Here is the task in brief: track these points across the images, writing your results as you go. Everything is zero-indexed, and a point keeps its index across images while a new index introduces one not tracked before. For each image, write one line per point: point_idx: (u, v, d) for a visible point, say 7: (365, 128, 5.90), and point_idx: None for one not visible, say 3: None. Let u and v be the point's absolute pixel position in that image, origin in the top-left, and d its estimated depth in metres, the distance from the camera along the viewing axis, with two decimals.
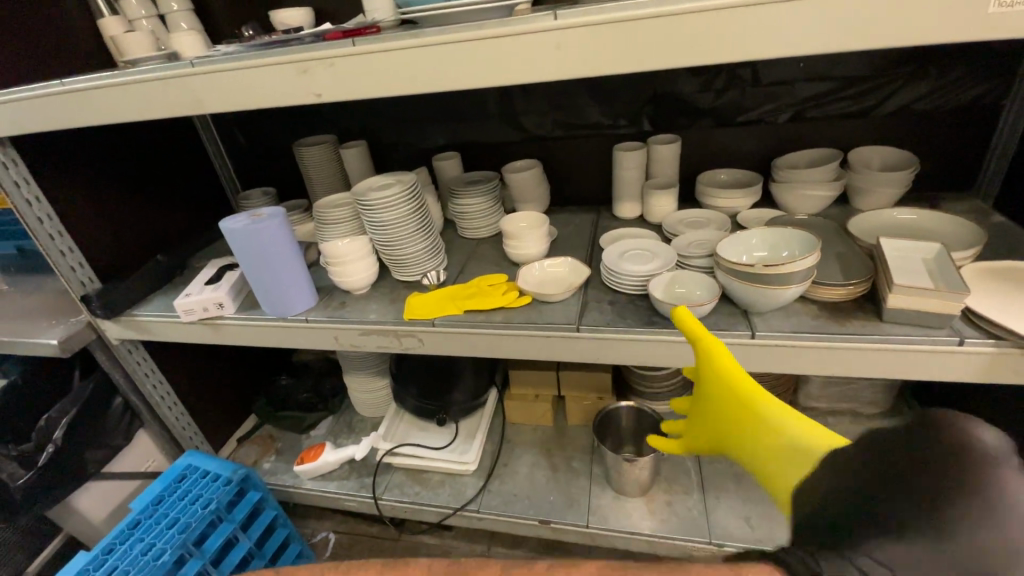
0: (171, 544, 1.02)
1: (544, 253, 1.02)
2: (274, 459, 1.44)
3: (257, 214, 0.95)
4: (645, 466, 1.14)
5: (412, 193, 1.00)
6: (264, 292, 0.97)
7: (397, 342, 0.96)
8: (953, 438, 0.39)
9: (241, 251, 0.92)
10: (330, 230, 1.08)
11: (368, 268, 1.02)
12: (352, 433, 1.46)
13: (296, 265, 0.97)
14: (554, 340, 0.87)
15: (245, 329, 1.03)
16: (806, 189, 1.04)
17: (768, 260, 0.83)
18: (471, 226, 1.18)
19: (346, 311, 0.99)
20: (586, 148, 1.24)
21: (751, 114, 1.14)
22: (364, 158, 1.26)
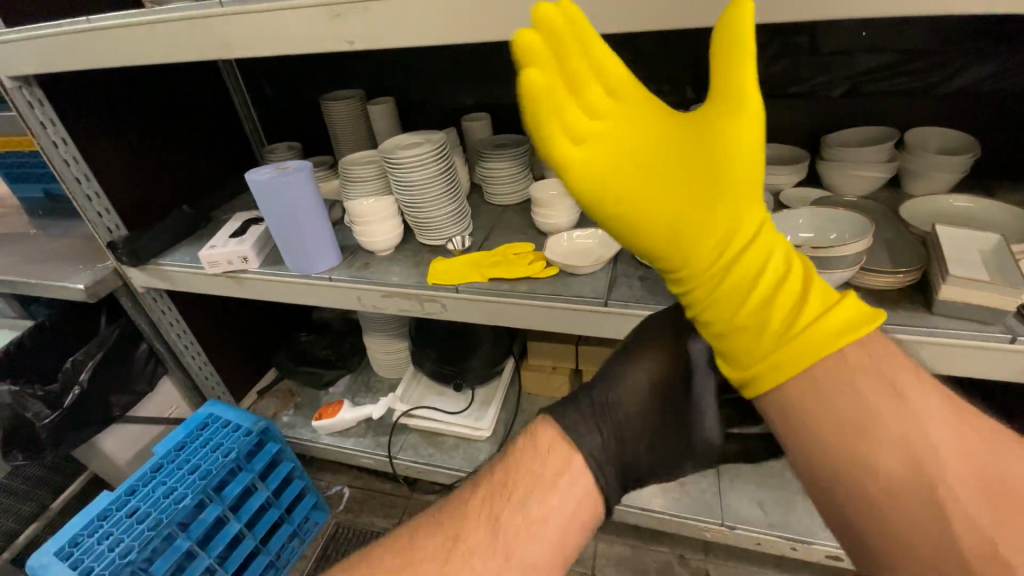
0: (191, 489, 1.05)
1: (573, 223, 0.98)
2: (293, 413, 1.47)
3: (284, 167, 0.93)
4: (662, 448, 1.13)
5: (440, 154, 0.96)
6: (288, 247, 0.96)
7: (419, 306, 0.94)
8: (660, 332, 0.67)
9: (267, 204, 0.91)
10: (356, 188, 1.05)
11: (393, 229, 0.99)
12: (369, 393, 1.47)
13: (322, 222, 0.96)
14: (580, 313, 0.85)
15: (268, 285, 1.02)
16: (856, 169, 0.98)
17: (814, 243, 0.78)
18: (498, 192, 1.15)
19: (369, 272, 0.97)
20: None
21: (802, 86, 1.07)
22: (391, 115, 1.22)
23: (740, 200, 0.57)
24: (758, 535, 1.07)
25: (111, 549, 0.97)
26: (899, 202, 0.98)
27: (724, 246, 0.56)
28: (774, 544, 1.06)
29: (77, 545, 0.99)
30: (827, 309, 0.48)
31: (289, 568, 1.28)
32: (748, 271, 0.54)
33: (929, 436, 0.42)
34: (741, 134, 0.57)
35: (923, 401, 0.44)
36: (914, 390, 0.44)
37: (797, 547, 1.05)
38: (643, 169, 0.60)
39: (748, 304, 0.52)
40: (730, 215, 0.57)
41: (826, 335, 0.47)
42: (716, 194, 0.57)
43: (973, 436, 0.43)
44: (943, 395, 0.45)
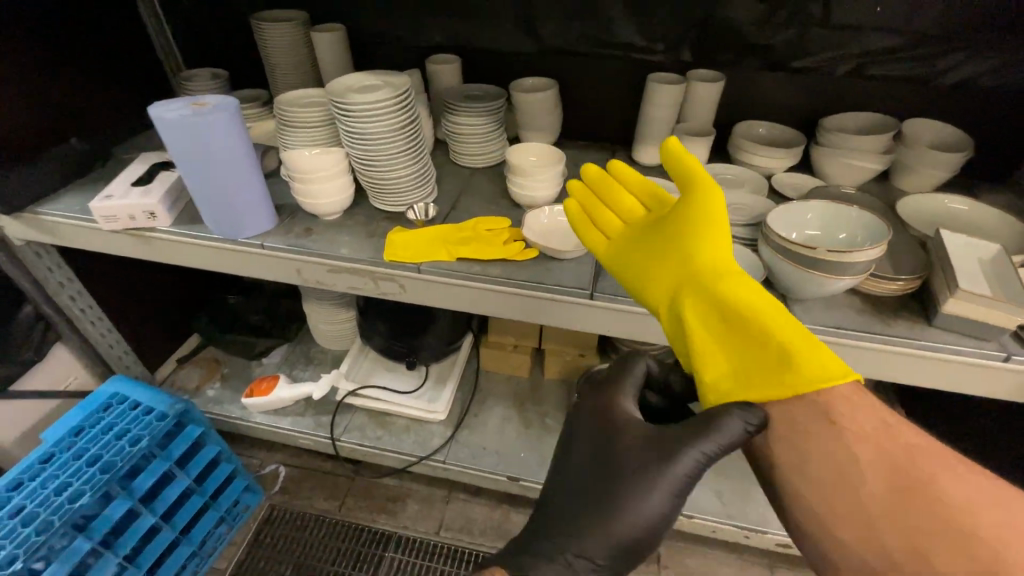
0: (91, 486, 0.89)
1: (553, 198, 0.86)
2: (219, 386, 1.31)
3: (202, 101, 0.73)
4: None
5: (406, 107, 0.80)
6: (208, 204, 0.79)
7: (372, 285, 0.81)
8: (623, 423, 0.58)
9: (179, 149, 0.72)
10: (297, 134, 0.86)
11: (343, 191, 0.83)
12: (309, 365, 1.34)
13: (252, 177, 0.78)
14: (560, 305, 0.75)
15: (184, 248, 0.84)
16: (852, 158, 0.93)
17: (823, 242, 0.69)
18: (468, 152, 1.00)
19: (311, 241, 0.82)
20: (608, 75, 1.05)
21: (807, 60, 0.96)
22: (341, 48, 1.03)
23: (713, 253, 0.60)
24: (714, 524, 1.07)
25: None
26: (889, 196, 0.94)
27: (706, 315, 0.58)
28: (728, 532, 1.07)
29: None
30: (805, 356, 0.52)
31: (216, 556, 1.17)
32: (729, 328, 0.56)
33: (851, 450, 0.50)
34: (712, 215, 0.61)
35: (852, 423, 0.51)
36: (846, 416, 0.51)
37: (750, 535, 1.06)
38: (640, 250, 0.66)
39: (743, 377, 0.55)
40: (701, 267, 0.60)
41: (796, 383, 0.52)
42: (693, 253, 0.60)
43: (895, 447, 0.50)
44: (871, 413, 0.52)
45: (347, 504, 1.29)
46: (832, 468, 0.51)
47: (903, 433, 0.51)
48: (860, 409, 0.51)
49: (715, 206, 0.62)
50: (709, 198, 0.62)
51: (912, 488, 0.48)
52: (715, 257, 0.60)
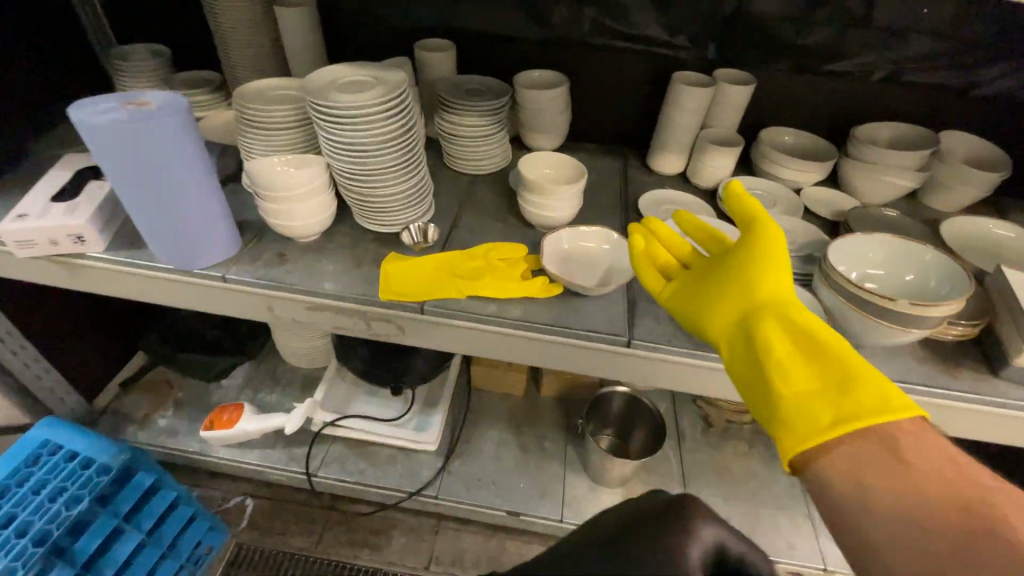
0: (26, 562, 0.77)
1: (573, 216, 0.75)
2: (173, 415, 1.15)
3: (139, 100, 0.57)
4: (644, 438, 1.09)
5: (404, 113, 0.66)
6: (150, 224, 0.63)
7: (362, 325, 0.67)
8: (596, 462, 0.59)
9: (109, 157, 0.56)
10: (264, 139, 0.70)
11: (323, 210, 0.68)
12: (277, 387, 1.19)
13: (205, 190, 0.63)
14: (589, 352, 0.64)
15: (124, 278, 0.68)
16: (889, 175, 0.85)
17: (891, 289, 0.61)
18: (470, 156, 0.87)
19: (284, 271, 0.67)
20: (622, 70, 0.93)
21: (842, 63, 0.87)
22: (310, 27, 0.86)
23: (772, 287, 0.53)
24: None
25: None
26: (921, 215, 0.87)
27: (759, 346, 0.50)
28: None
29: None
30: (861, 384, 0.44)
31: None
32: (796, 364, 0.48)
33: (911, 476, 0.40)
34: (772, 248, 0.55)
35: (918, 450, 0.41)
36: (912, 449, 0.42)
37: None
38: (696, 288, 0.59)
39: (795, 408, 0.46)
40: (758, 300, 0.53)
41: (854, 410, 0.43)
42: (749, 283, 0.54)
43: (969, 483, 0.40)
44: (940, 446, 0.42)
45: (325, 539, 1.17)
46: (884, 495, 0.40)
47: (977, 473, 0.41)
48: (928, 445, 0.42)
49: (775, 243, 0.56)
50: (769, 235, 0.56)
51: (979, 527, 0.38)
52: (774, 292, 0.53)
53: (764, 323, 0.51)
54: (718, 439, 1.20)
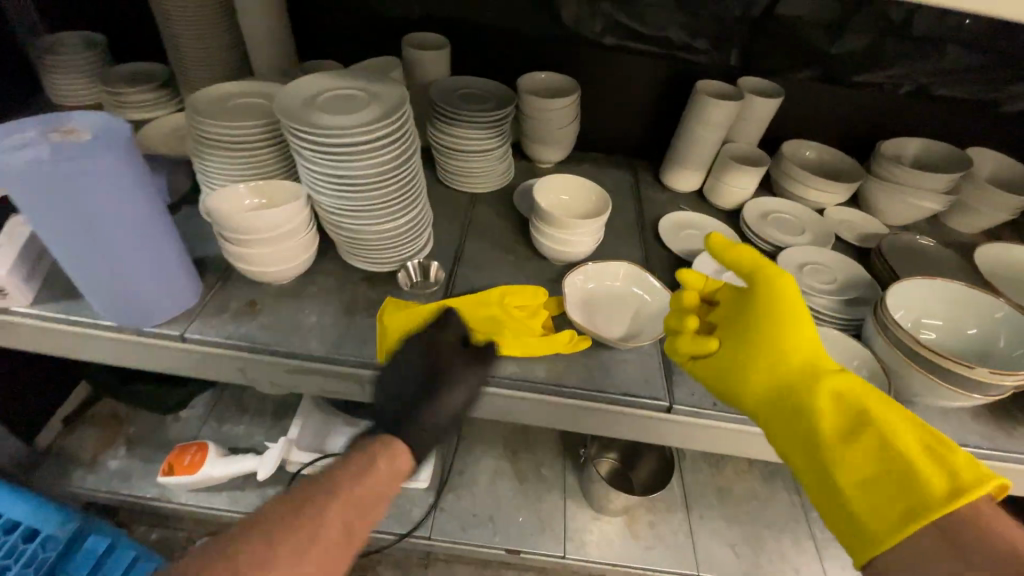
0: None
1: (592, 249, 0.66)
2: (124, 455, 1.01)
3: (65, 127, 0.46)
4: (649, 465, 1.04)
5: (403, 139, 0.55)
6: (92, 283, 0.51)
7: (356, 389, 0.57)
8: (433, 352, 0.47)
9: (31, 208, 0.44)
10: (226, 163, 0.58)
11: (301, 252, 0.57)
12: (245, 418, 1.07)
13: (159, 239, 0.51)
14: (620, 417, 0.56)
15: (54, 335, 0.56)
16: (916, 198, 0.80)
17: (953, 346, 0.56)
18: (469, 174, 0.77)
19: (260, 325, 0.56)
20: (637, 76, 0.84)
21: (873, 75, 0.81)
22: (278, 16, 0.73)
23: (803, 350, 0.48)
24: None
25: None
26: (944, 240, 0.83)
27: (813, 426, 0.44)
28: None
29: None
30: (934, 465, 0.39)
31: None
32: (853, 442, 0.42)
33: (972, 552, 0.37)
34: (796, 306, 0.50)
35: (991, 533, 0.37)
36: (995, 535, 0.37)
37: None
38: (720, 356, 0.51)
39: (872, 500, 0.40)
40: (792, 367, 0.47)
41: (936, 494, 0.38)
42: (778, 349, 0.48)
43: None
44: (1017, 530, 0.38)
45: None
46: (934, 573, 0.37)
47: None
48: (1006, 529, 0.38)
49: (796, 297, 0.50)
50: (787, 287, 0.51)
51: None
52: (807, 355, 0.48)
53: (808, 400, 0.45)
54: (719, 459, 1.16)
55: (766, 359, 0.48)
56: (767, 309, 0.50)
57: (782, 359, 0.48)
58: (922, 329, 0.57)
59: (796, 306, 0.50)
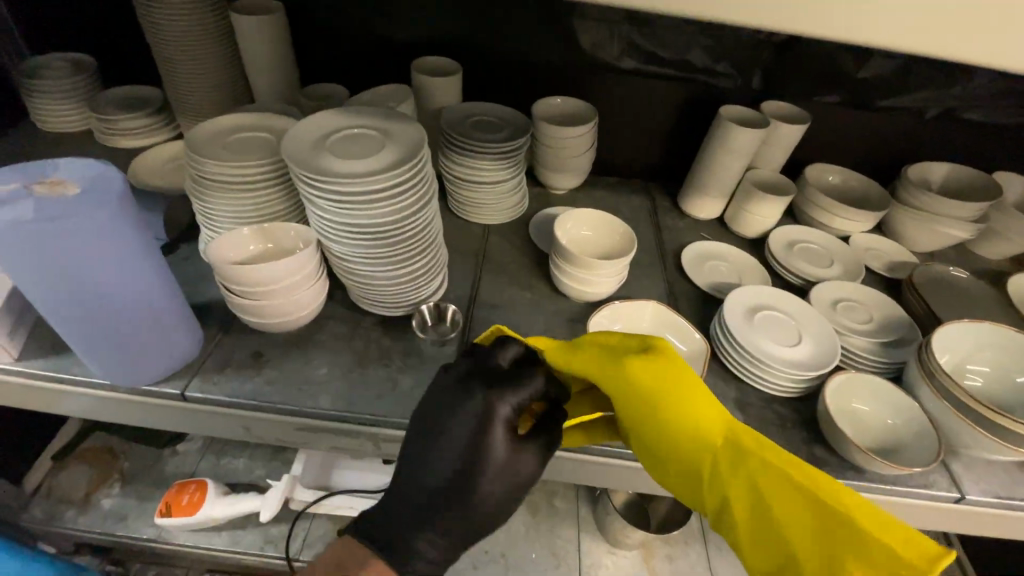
0: None
1: (616, 288, 0.63)
2: (119, 493, 0.97)
3: (50, 178, 0.41)
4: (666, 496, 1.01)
5: (419, 183, 0.51)
6: (83, 341, 0.47)
7: (369, 447, 0.53)
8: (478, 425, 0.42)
9: (15, 268, 0.40)
10: (228, 204, 0.54)
11: (310, 301, 0.54)
12: (246, 451, 1.03)
13: (155, 293, 0.47)
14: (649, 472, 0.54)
15: (42, 394, 0.52)
16: (944, 226, 0.77)
17: (1002, 397, 0.53)
18: (481, 205, 0.73)
19: (265, 379, 0.52)
20: (655, 99, 0.80)
21: (900, 98, 0.78)
22: (280, 41, 0.69)
23: (695, 424, 0.43)
24: None
25: None
26: (972, 267, 0.81)
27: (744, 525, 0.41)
28: None
29: None
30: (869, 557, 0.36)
31: None
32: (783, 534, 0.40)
33: None
34: (681, 376, 0.43)
35: None
36: None
37: None
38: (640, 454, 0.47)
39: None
40: (701, 458, 0.43)
41: None
42: (667, 432, 0.43)
43: None
44: None
45: None
46: None
47: None
48: None
49: (657, 375, 0.43)
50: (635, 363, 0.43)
51: None
52: (701, 430, 0.43)
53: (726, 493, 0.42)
54: None
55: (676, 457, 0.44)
56: (647, 409, 0.43)
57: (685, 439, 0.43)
58: (968, 375, 0.54)
59: (658, 391, 0.42)
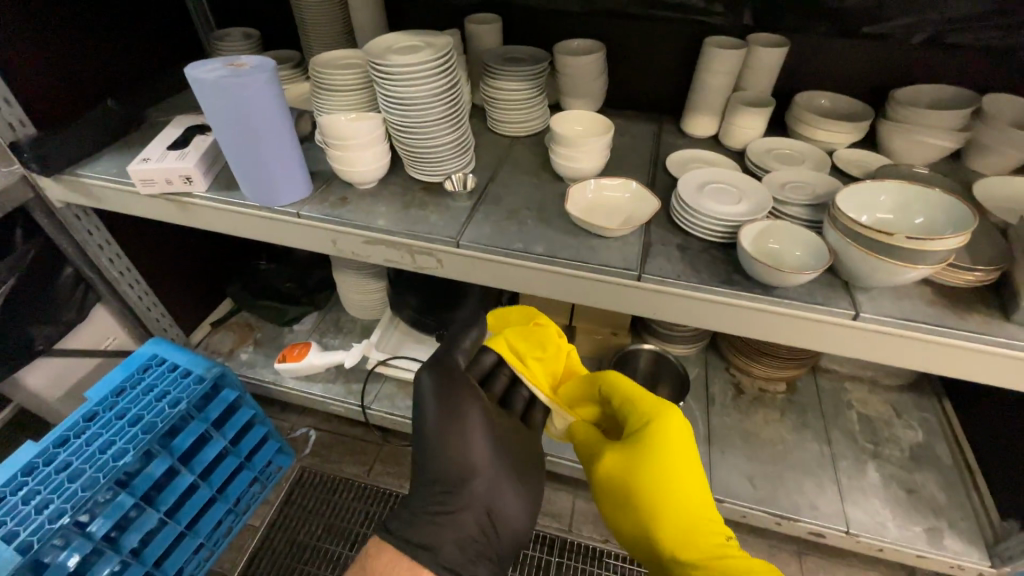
0: (134, 444, 0.92)
1: (598, 170, 0.82)
2: (253, 351, 1.33)
3: (236, 61, 0.71)
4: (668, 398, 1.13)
5: (448, 75, 0.76)
6: (242, 169, 0.76)
7: (409, 259, 0.79)
8: (452, 386, 0.69)
9: (213, 110, 0.70)
10: (331, 98, 0.83)
11: (379, 161, 0.80)
12: (340, 333, 1.34)
13: (286, 143, 0.76)
14: (605, 286, 0.71)
15: (220, 214, 0.83)
16: (921, 134, 0.85)
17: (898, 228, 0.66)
18: (509, 120, 0.96)
19: (347, 211, 0.80)
20: (659, 40, 0.98)
21: (884, 24, 0.88)
22: (377, 6, 0.98)
23: (673, 495, 0.70)
24: (744, 509, 1.06)
25: (38, 511, 0.84)
26: (960, 177, 0.86)
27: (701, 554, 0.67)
28: (759, 518, 1.06)
29: None
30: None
31: (249, 512, 1.21)
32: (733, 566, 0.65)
33: None
34: (665, 451, 0.72)
35: None
36: None
37: (783, 522, 1.05)
38: (632, 510, 0.73)
39: None
40: (674, 515, 0.70)
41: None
42: (649, 497, 0.71)
43: None
44: None
45: (377, 470, 1.33)
46: None
47: None
48: None
49: (656, 442, 0.72)
50: (612, 454, 0.75)
51: None
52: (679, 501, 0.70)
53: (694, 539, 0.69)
54: (750, 407, 1.22)
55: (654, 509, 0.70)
56: (632, 470, 0.72)
57: (664, 507, 0.70)
58: (876, 219, 0.67)
59: (630, 461, 0.73)
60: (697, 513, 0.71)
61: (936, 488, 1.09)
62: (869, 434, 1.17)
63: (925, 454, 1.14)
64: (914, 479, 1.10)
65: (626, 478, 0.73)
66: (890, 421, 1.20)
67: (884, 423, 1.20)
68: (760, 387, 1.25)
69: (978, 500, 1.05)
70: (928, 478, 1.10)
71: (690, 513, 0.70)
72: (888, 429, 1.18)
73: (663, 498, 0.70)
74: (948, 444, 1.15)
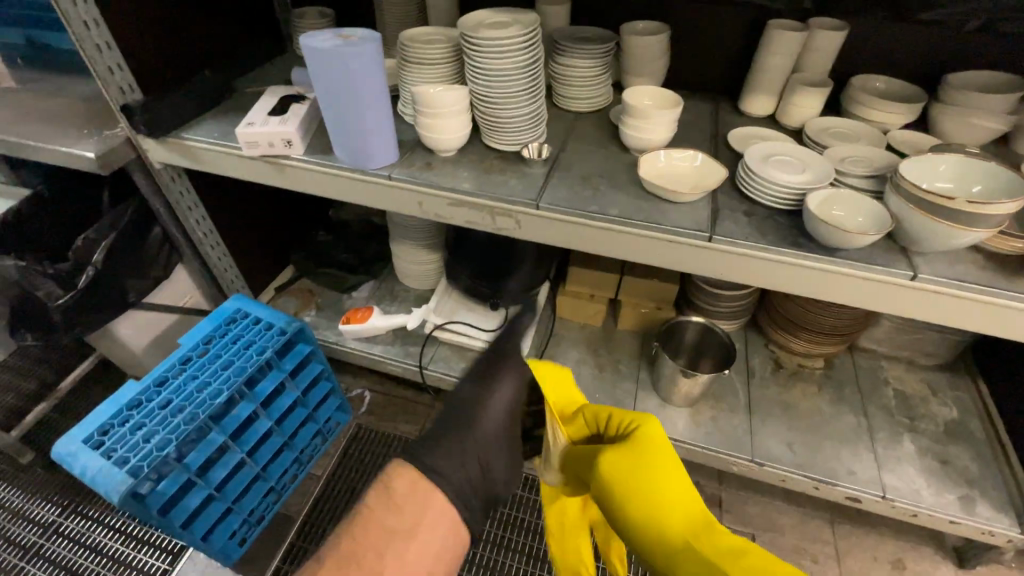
0: (226, 385, 1.01)
1: (665, 142, 0.88)
2: (315, 314, 1.41)
3: (345, 32, 0.78)
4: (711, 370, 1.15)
5: (531, 49, 0.82)
6: (341, 133, 0.84)
7: (489, 220, 0.86)
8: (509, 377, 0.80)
9: (323, 77, 0.77)
10: (418, 70, 0.89)
11: (462, 130, 0.86)
12: (395, 301, 1.42)
13: (382, 111, 0.82)
14: (677, 246, 0.77)
15: (315, 176, 0.91)
16: (974, 115, 0.89)
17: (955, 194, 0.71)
18: (575, 95, 1.01)
19: (433, 176, 0.87)
20: (718, 23, 1.03)
21: (941, 10, 0.92)
22: None
23: (671, 495, 0.68)
24: (784, 473, 1.12)
25: (145, 440, 0.94)
26: (1011, 157, 0.90)
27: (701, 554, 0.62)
28: (798, 482, 1.12)
29: (107, 435, 0.94)
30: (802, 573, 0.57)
31: (312, 463, 1.30)
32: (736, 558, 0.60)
33: None
34: (657, 453, 0.71)
35: None
36: None
37: (821, 487, 1.11)
38: (630, 511, 0.68)
39: None
40: (673, 512, 0.67)
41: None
42: (646, 493, 0.68)
43: None
44: None
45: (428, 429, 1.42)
46: None
47: None
48: None
49: (653, 442, 0.73)
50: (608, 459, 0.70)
51: None
52: (679, 504, 0.68)
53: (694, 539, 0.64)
54: (789, 381, 1.27)
55: (650, 502, 0.67)
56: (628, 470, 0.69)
57: (655, 503, 0.67)
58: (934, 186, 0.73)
59: (624, 458, 0.70)
60: (685, 499, 0.69)
61: (970, 460, 1.13)
62: (905, 409, 1.22)
63: (960, 429, 1.18)
64: (948, 452, 1.14)
65: (620, 483, 0.68)
66: (926, 398, 1.24)
67: (919, 399, 1.24)
68: (799, 362, 1.31)
69: (1011, 472, 1.10)
70: (963, 451, 1.15)
71: (687, 518, 0.66)
72: (923, 404, 1.23)
73: (657, 492, 0.68)
74: (981, 419, 1.20)
